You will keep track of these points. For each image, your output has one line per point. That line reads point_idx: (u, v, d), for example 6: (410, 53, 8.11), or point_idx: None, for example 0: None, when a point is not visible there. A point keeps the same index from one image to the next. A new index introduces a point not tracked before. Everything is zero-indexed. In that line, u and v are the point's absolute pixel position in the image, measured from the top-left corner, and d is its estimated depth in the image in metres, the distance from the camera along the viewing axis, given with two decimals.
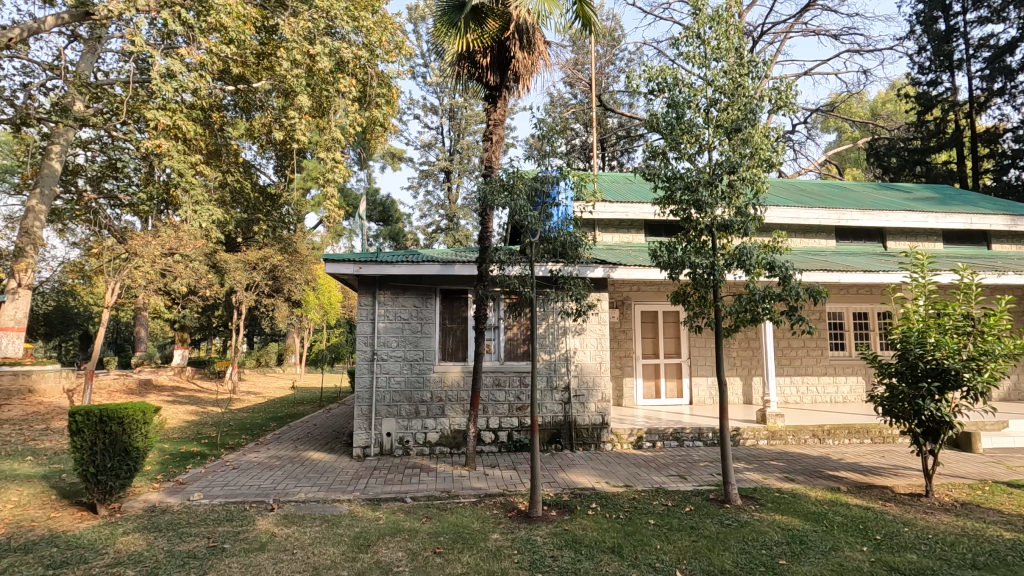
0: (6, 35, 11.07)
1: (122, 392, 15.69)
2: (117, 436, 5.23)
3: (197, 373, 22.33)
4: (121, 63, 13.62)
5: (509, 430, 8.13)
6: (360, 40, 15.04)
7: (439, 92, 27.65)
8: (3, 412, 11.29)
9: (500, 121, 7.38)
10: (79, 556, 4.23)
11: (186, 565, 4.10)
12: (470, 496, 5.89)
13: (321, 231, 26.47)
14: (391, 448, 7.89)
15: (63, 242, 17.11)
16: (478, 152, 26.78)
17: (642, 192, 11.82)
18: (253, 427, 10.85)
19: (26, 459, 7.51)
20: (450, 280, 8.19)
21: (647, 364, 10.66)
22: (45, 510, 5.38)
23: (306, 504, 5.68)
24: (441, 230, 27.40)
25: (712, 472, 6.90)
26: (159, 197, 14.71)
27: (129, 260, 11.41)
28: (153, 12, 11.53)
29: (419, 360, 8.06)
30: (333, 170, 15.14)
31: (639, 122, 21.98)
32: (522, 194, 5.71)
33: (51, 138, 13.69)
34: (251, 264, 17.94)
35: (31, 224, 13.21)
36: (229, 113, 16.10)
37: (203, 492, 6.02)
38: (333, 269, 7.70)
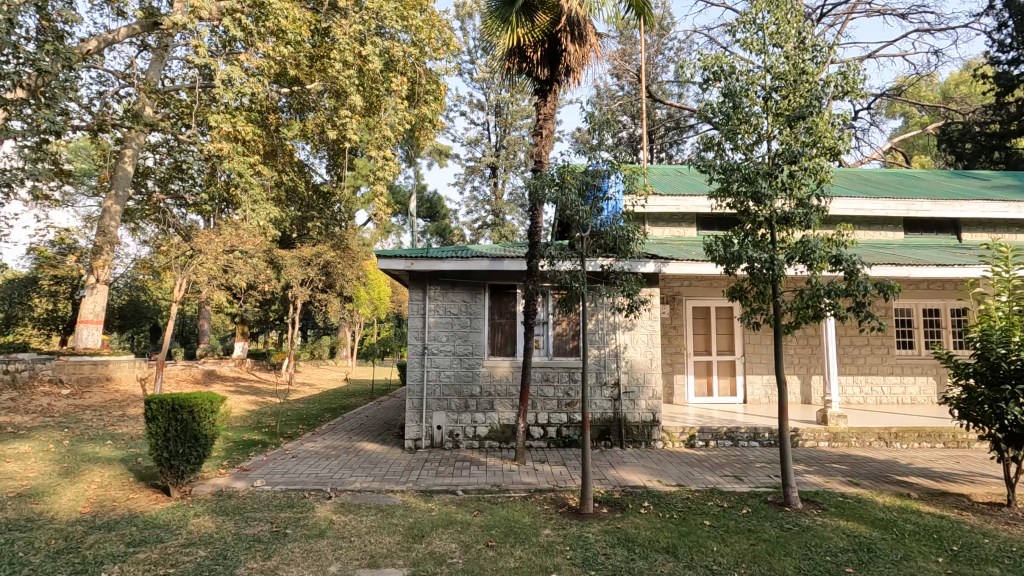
0: (85, 48, 11.89)
1: (189, 383, 16.59)
2: (187, 423, 5.50)
3: (256, 365, 23.35)
4: (186, 70, 14.35)
5: (558, 426, 8.10)
6: (409, 38, 15.38)
7: (485, 87, 27.72)
8: (84, 399, 12.19)
9: (550, 115, 7.35)
10: (156, 536, 4.49)
11: (252, 548, 4.29)
12: (520, 491, 5.92)
13: (371, 228, 27.17)
14: (441, 442, 8.01)
15: (135, 240, 18.24)
16: (524, 147, 26.85)
17: (695, 184, 11.51)
18: (310, 417, 11.29)
19: (107, 442, 8.07)
20: (500, 275, 8.22)
21: (699, 361, 10.41)
22: (124, 491, 5.76)
23: (362, 494, 5.84)
24: (487, 226, 27.52)
25: (769, 474, 6.66)
26: (220, 197, 15.44)
27: (194, 257, 12.04)
28: (216, 20, 12.09)
29: (469, 355, 8.14)
30: (383, 168, 15.54)
31: (689, 113, 21.40)
32: (572, 188, 5.63)
33: (124, 143, 14.64)
34: (306, 259, 18.35)
35: (108, 224, 14.19)
36: (285, 114, 16.72)
37: (265, 479, 6.30)
38: (385, 265, 7.84)
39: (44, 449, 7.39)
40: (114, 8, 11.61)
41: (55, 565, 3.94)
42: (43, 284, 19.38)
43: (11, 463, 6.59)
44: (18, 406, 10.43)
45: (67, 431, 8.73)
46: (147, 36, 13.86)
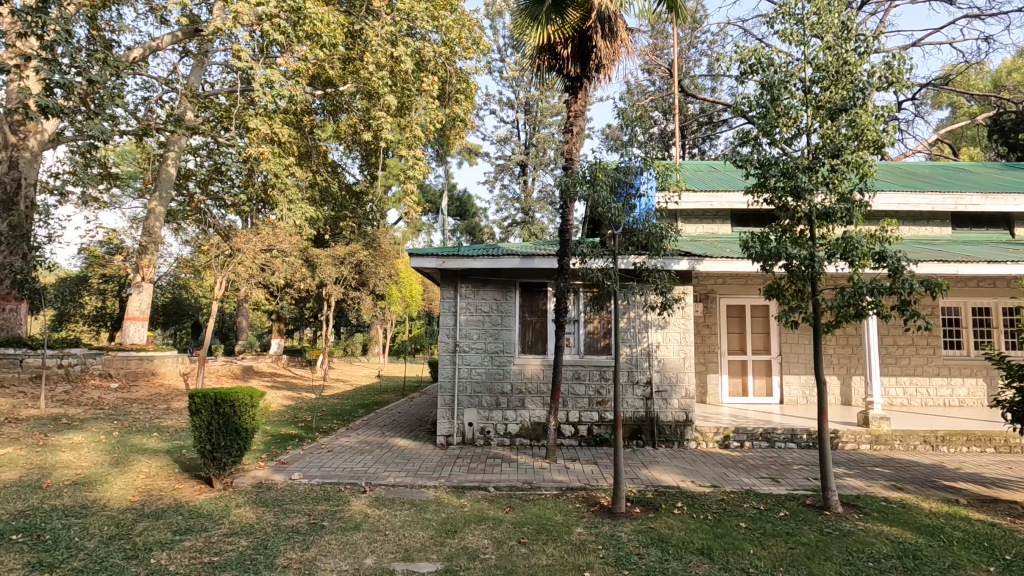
0: (131, 56, 12.40)
1: (228, 378, 17.14)
2: (229, 417, 5.68)
3: (292, 361, 23.94)
4: (225, 74, 14.79)
5: (590, 424, 8.07)
6: (440, 38, 15.53)
7: (515, 85, 27.74)
8: (131, 392, 12.73)
9: (581, 112, 7.31)
10: (200, 525, 4.66)
11: (291, 539, 4.41)
12: (552, 489, 5.92)
13: (402, 227, 27.50)
14: (473, 438, 8.08)
15: (177, 240, 18.93)
16: (554, 144, 26.79)
17: (729, 180, 11.27)
18: (344, 413, 11.52)
19: (153, 434, 8.42)
20: (531, 273, 8.22)
21: (734, 360, 10.21)
22: (170, 481, 5.99)
23: (396, 489, 5.94)
24: (517, 224, 27.57)
25: (808, 476, 6.49)
26: (257, 198, 15.89)
27: (233, 256, 12.43)
28: (254, 25, 12.41)
29: (500, 353, 8.17)
30: (414, 167, 15.71)
31: (723, 107, 20.95)
32: (604, 185, 5.57)
33: (168, 146, 15.18)
34: (340, 258, 18.69)
35: (152, 224, 14.76)
36: (318, 116, 17.09)
37: (302, 472, 6.47)
38: (418, 263, 7.93)
39: (95, 439, 7.74)
40: (159, 16, 12.05)
41: (108, 550, 4.13)
42: (92, 282, 20.31)
43: (66, 452, 6.93)
44: (71, 398, 10.95)
45: (116, 422, 9.13)
46: (188, 43, 14.34)
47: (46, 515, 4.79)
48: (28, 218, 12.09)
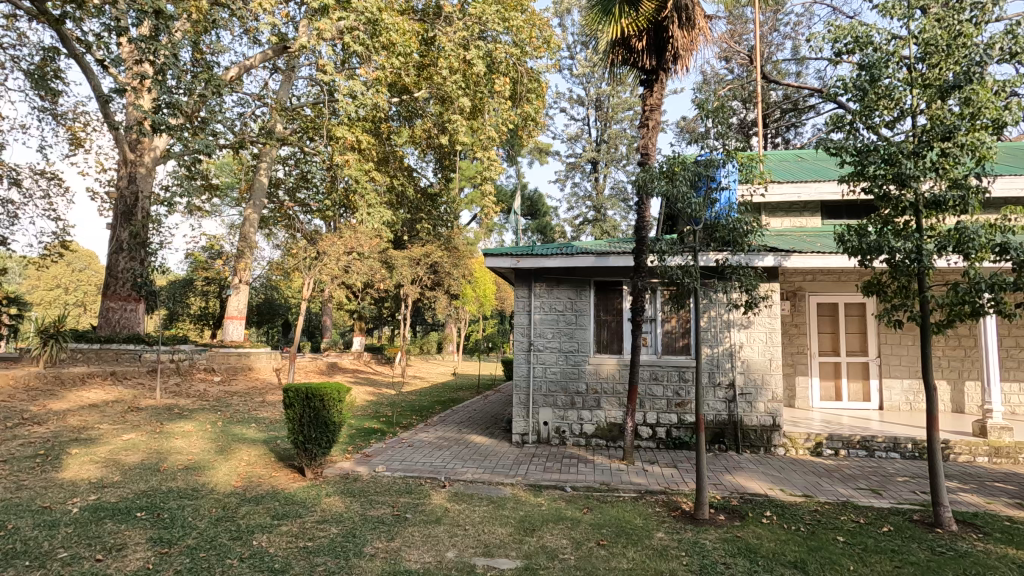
0: (229, 75, 13.45)
1: (315, 373, 18.20)
2: (319, 410, 6.01)
3: (373, 358, 25.04)
4: (310, 87, 15.68)
5: (668, 427, 7.83)
6: (511, 39, 15.66)
7: (585, 82, 27.46)
8: (232, 386, 13.82)
9: (657, 105, 7.12)
10: (295, 511, 4.97)
11: (378, 529, 4.61)
12: (630, 491, 5.80)
13: (475, 227, 28.02)
14: (548, 437, 8.08)
15: (269, 244, 20.33)
16: (626, 140, 26.28)
17: (820, 169, 10.55)
18: (421, 409, 11.91)
19: (251, 425, 9.08)
20: (605, 272, 8.10)
21: (826, 362, 9.57)
22: (267, 469, 6.44)
23: (474, 485, 6.05)
24: (589, 222, 27.28)
25: (914, 490, 5.94)
26: (340, 202, 16.76)
27: (319, 259, 13.17)
28: (335, 39, 13.07)
29: (575, 352, 8.12)
30: (490, 168, 16.23)
31: (809, 92, 19.65)
32: (683, 180, 5.37)
33: (261, 157, 16.35)
34: (416, 259, 19.15)
35: (248, 230, 15.94)
36: (395, 122, 17.77)
37: (385, 465, 6.73)
38: (493, 263, 8.04)
39: (202, 428, 8.47)
40: (252, 37, 12.96)
41: (216, 530, 4.49)
42: (197, 285, 22.24)
43: (179, 439, 7.63)
44: (181, 390, 12.05)
45: (220, 413, 9.94)
46: (277, 60, 15.33)
47: (164, 495, 5.29)
48: (144, 227, 13.43)
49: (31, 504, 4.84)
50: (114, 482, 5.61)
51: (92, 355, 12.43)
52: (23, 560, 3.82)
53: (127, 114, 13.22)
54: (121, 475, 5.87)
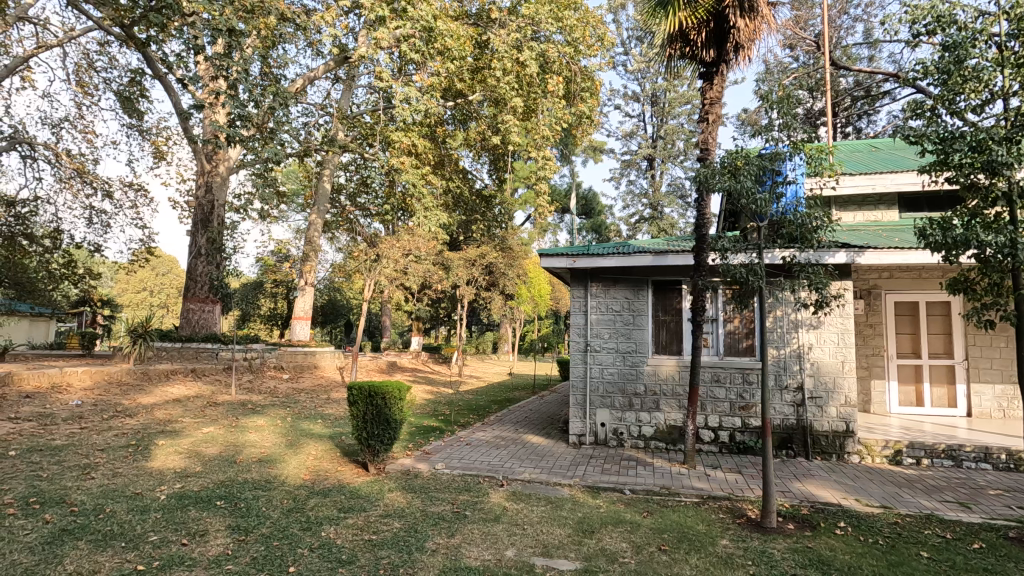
0: (294, 87, 14.12)
1: (376, 372, 18.78)
2: (381, 408, 6.20)
3: (431, 358, 25.57)
4: (368, 95, 16.21)
5: (731, 430, 7.56)
6: (564, 38, 15.60)
7: (640, 78, 27.02)
8: (299, 383, 14.48)
9: (717, 99, 6.91)
10: (360, 505, 5.16)
11: (438, 525, 4.71)
12: (692, 496, 5.65)
13: (530, 228, 28.09)
14: (606, 439, 7.98)
15: (332, 248, 21.19)
16: (684, 135, 25.63)
17: (896, 159, 9.90)
18: (478, 408, 12.07)
19: (318, 421, 9.51)
20: (664, 271, 7.92)
21: (905, 365, 8.96)
22: (334, 463, 6.72)
23: (532, 484, 6.07)
24: (645, 220, 26.76)
25: (1010, 504, 5.47)
26: (398, 206, 17.22)
27: (379, 261, 13.59)
28: (392, 48, 13.45)
29: (633, 353, 7.99)
30: (544, 168, 16.24)
31: (883, 77, 18.46)
32: (747, 175, 5.17)
33: (324, 164, 17.09)
34: (472, 260, 19.14)
35: (313, 234, 16.66)
36: (450, 126, 18.13)
37: (444, 463, 6.86)
38: (548, 263, 8.03)
39: (273, 423, 8.94)
40: (315, 49, 13.54)
41: (288, 521, 4.73)
42: (267, 287, 23.51)
43: (253, 433, 8.09)
44: (254, 387, 12.75)
45: (289, 409, 10.45)
46: (338, 70, 15.94)
47: (241, 486, 5.62)
48: (220, 233, 14.32)
49: (125, 490, 5.27)
50: (196, 472, 6.02)
51: (175, 354, 13.46)
52: (119, 541, 4.15)
53: (203, 128, 14.13)
54: (203, 465, 6.28)
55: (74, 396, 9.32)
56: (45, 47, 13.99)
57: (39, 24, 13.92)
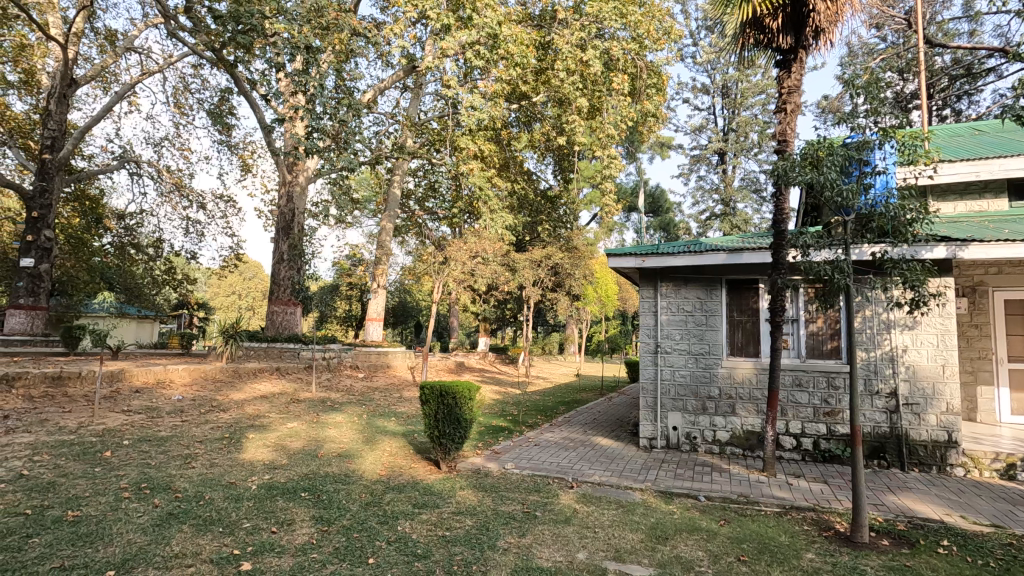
0: (366, 98, 14.74)
1: (445, 372, 19.21)
2: (451, 407, 6.34)
3: (498, 358, 25.84)
4: (435, 102, 16.63)
5: (816, 438, 7.13)
6: (629, 34, 15.30)
7: (710, 70, 26.07)
8: (373, 382, 15.08)
9: (796, 87, 6.55)
10: (433, 501, 5.30)
11: (509, 524, 4.75)
12: (773, 505, 5.38)
13: (595, 227, 27.77)
14: (678, 443, 7.76)
15: (403, 251, 21.91)
16: (758, 127, 24.45)
17: (1005, 142, 8.97)
18: (546, 408, 12.07)
19: (392, 419, 9.85)
20: (738, 269, 7.59)
21: (1018, 370, 8.09)
22: (407, 460, 6.95)
23: (602, 487, 6.01)
24: (716, 217, 25.75)
25: None
26: (465, 209, 17.55)
27: (447, 263, 13.91)
28: (458, 55, 13.73)
29: (706, 354, 7.72)
30: (610, 167, 15.98)
31: (987, 52, 16.75)
32: (831, 165, 4.86)
33: (394, 171, 17.69)
34: (537, 261, 19.14)
35: (384, 239, 17.29)
36: (515, 128, 18.28)
37: (513, 463, 6.93)
38: (616, 263, 7.91)
39: (351, 420, 9.37)
40: (385, 61, 14.03)
41: (367, 514, 4.94)
42: (343, 289, 24.68)
43: (333, 429, 8.51)
44: (332, 385, 13.42)
45: (364, 407, 10.90)
46: (406, 79, 16.47)
47: (323, 479, 5.94)
48: (300, 239, 15.18)
49: (222, 479, 5.71)
50: (282, 464, 6.41)
51: (262, 352, 14.45)
52: (217, 526, 4.49)
53: (285, 141, 15.04)
54: (288, 458, 6.69)
55: (176, 391, 10.18)
56: (148, 74, 15.43)
57: (144, 53, 15.36)
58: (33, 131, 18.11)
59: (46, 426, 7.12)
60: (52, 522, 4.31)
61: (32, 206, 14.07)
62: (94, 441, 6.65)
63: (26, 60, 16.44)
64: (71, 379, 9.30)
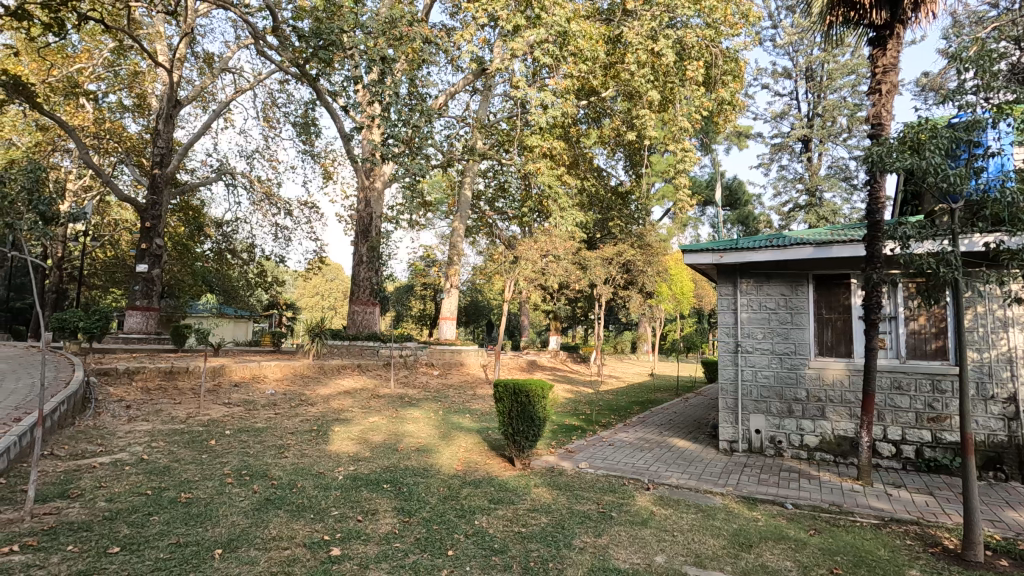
0: (438, 103, 15.14)
1: (517, 370, 19.35)
2: (525, 405, 6.40)
3: (570, 356, 25.72)
4: (504, 102, 16.81)
5: (918, 445, 6.57)
6: (704, 21, 14.77)
7: (792, 52, 24.62)
8: (448, 379, 15.47)
9: (893, 66, 6.06)
10: (509, 497, 5.38)
11: (585, 524, 4.74)
12: (869, 517, 5.01)
13: (668, 223, 26.99)
14: (762, 447, 7.40)
15: (474, 251, 22.32)
16: (847, 109, 22.78)
17: None
18: (620, 408, 11.90)
19: (466, 415, 10.07)
20: (827, 264, 7.12)
21: None
22: (483, 456, 7.10)
23: (679, 490, 5.85)
24: (801, 208, 24.25)
25: None
26: (534, 208, 17.64)
27: (518, 262, 14.04)
28: (526, 55, 13.82)
29: (792, 354, 7.31)
30: (683, 160, 15.50)
31: None
32: (935, 148, 4.45)
33: (465, 173, 18.06)
34: (609, 259, 18.83)
35: (457, 239, 17.68)
36: (584, 124, 18.16)
37: (587, 462, 6.89)
38: (692, 260, 7.65)
39: (428, 416, 9.67)
40: (456, 65, 14.34)
41: (445, 507, 5.09)
42: (418, 289, 25.54)
43: (411, 424, 8.82)
44: (409, 382, 13.89)
45: (440, 403, 11.22)
46: (476, 82, 16.77)
47: (403, 472, 6.19)
48: (378, 242, 15.84)
49: (312, 469, 6.09)
50: (365, 457, 6.73)
51: (345, 350, 15.22)
52: (308, 513, 4.79)
53: (362, 148, 15.76)
54: (370, 451, 7.02)
55: (269, 386, 10.95)
56: (241, 92, 16.68)
57: (238, 72, 16.63)
58: (145, 149, 20.09)
59: (161, 416, 7.89)
60: (168, 502, 4.78)
61: (145, 217, 15.59)
62: (201, 430, 7.30)
63: (138, 86, 18.28)
64: (181, 373, 10.24)
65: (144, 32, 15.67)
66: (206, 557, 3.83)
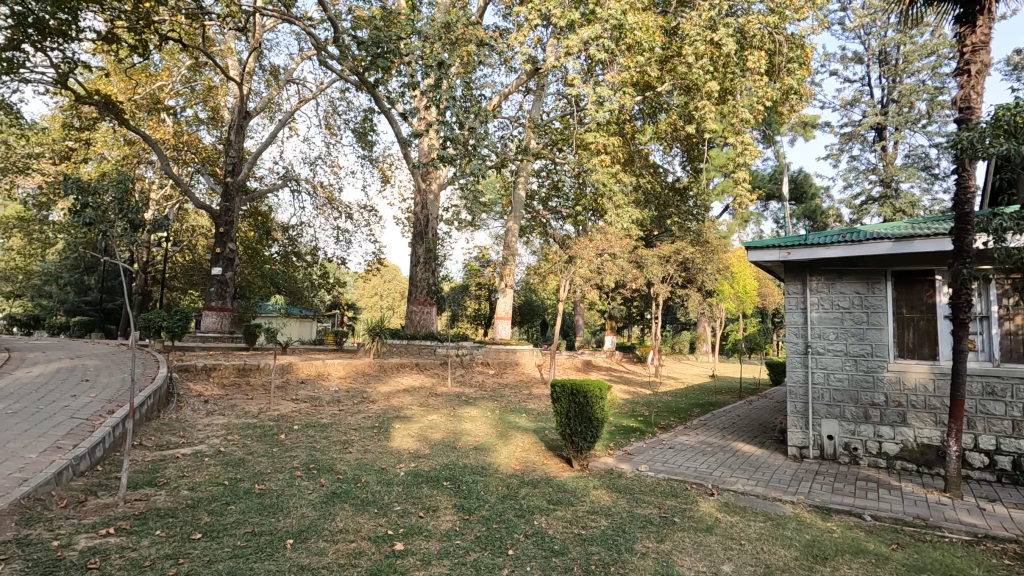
0: (492, 104, 15.26)
1: (572, 370, 19.20)
2: (583, 406, 6.32)
3: (626, 357, 25.28)
4: (557, 101, 16.74)
5: (1015, 456, 6.03)
6: (766, 7, 14.15)
7: (863, 35, 23.19)
8: (503, 378, 15.52)
9: (984, 43, 5.56)
10: (567, 499, 5.35)
11: (646, 528, 4.64)
12: (961, 533, 4.63)
13: (728, 219, 26.07)
14: (836, 454, 7.00)
15: (528, 251, 22.35)
16: (926, 93, 21.19)
17: None
18: (679, 410, 11.58)
19: (522, 415, 10.09)
20: (907, 259, 6.64)
21: None
22: (540, 456, 7.08)
23: (746, 496, 5.62)
24: (874, 200, 22.81)
25: None
26: (589, 206, 17.45)
27: (572, 261, 13.94)
28: (580, 52, 13.69)
29: (868, 356, 6.87)
30: (744, 153, 14.89)
31: None
32: None
33: (518, 172, 18.12)
34: (666, 257, 18.37)
35: (511, 239, 17.73)
36: (639, 120, 17.85)
37: (647, 465, 6.74)
38: (756, 256, 7.31)
39: (484, 415, 9.76)
40: (509, 66, 14.38)
41: (504, 506, 5.11)
42: (472, 289, 25.81)
43: (468, 423, 8.93)
44: (465, 381, 14.06)
45: (496, 403, 11.29)
46: (529, 82, 16.79)
47: (462, 470, 6.27)
48: (434, 243, 16.13)
49: (374, 464, 6.26)
50: (425, 454, 6.86)
51: (403, 349, 15.59)
52: (372, 507, 4.93)
53: (419, 152, 16.10)
54: (429, 448, 7.15)
55: (333, 383, 11.35)
56: (305, 101, 17.42)
57: (301, 83, 17.37)
58: (219, 159, 21.34)
59: (236, 410, 8.35)
60: (243, 493, 5.04)
61: (220, 223, 16.56)
62: (271, 425, 7.67)
63: (213, 99, 19.43)
64: (252, 370, 10.81)
65: (217, 49, 16.66)
66: (279, 546, 4.01)
